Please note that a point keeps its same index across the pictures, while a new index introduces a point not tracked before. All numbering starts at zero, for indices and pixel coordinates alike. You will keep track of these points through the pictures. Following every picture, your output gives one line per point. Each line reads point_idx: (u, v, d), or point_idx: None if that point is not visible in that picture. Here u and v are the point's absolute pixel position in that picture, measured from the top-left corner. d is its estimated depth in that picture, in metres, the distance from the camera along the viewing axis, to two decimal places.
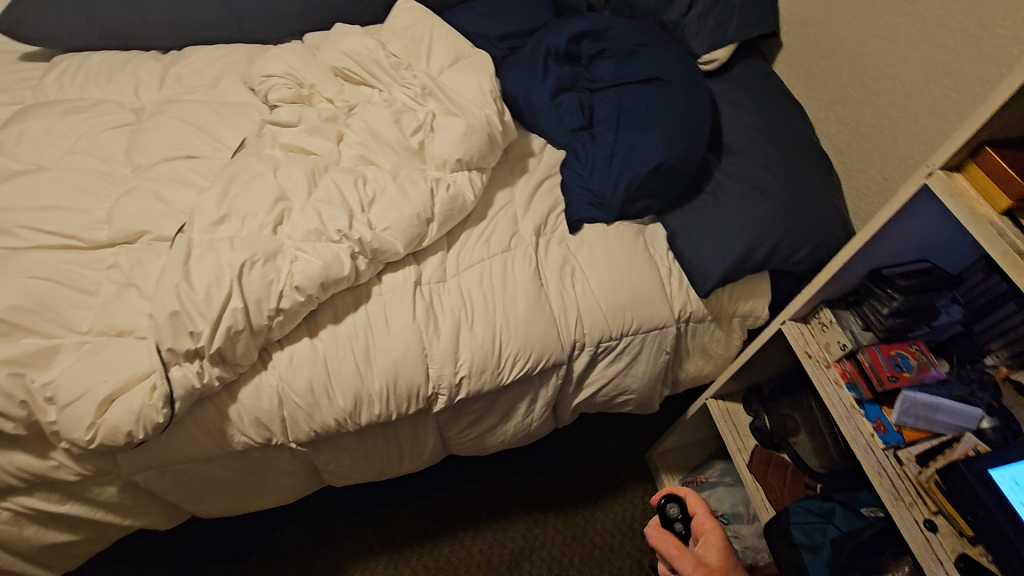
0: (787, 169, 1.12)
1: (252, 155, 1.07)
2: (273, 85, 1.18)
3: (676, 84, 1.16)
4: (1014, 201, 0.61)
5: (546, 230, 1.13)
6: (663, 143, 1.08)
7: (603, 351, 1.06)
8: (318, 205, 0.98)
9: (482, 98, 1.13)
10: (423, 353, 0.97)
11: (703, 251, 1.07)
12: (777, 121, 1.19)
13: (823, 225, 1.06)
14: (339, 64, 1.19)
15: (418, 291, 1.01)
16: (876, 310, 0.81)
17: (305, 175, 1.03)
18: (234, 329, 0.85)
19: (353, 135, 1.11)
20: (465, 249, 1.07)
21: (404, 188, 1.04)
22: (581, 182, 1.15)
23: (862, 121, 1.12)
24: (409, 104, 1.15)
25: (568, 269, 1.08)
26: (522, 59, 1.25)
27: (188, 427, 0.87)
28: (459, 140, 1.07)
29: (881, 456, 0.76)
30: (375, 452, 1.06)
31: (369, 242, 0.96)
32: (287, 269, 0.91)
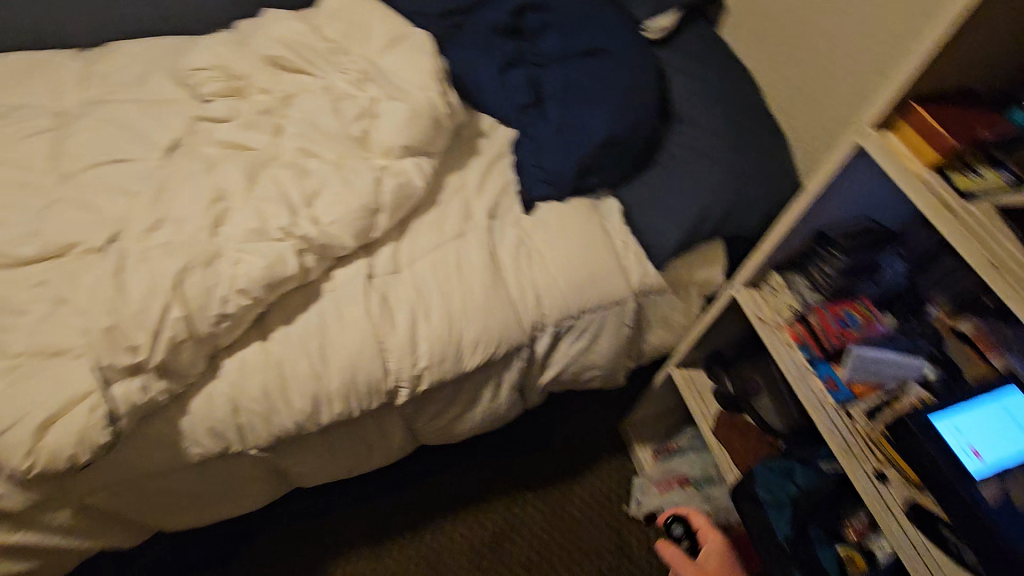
0: (735, 136, 1.12)
1: (185, 154, 1.02)
2: (201, 79, 1.12)
3: (621, 56, 1.15)
4: (941, 155, 0.68)
5: (499, 212, 1.11)
6: (611, 116, 1.07)
7: (564, 331, 1.06)
8: (258, 204, 0.95)
9: (424, 79, 1.09)
10: (381, 348, 0.95)
11: (657, 224, 1.08)
12: (724, 86, 1.19)
13: (768, 189, 1.09)
14: (270, 52, 1.14)
15: (370, 285, 0.99)
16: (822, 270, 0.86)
17: (242, 173, 0.98)
18: (176, 339, 0.82)
19: (292, 127, 1.07)
20: (417, 238, 1.05)
21: (348, 179, 1.00)
22: (534, 161, 1.12)
23: (807, 83, 1.12)
24: (348, 90, 1.10)
25: (524, 250, 1.06)
26: (463, 36, 1.22)
27: (137, 443, 0.84)
28: (402, 125, 1.04)
29: (834, 414, 0.79)
30: (342, 450, 1.04)
31: (314, 238, 0.93)
32: (229, 272, 0.87)
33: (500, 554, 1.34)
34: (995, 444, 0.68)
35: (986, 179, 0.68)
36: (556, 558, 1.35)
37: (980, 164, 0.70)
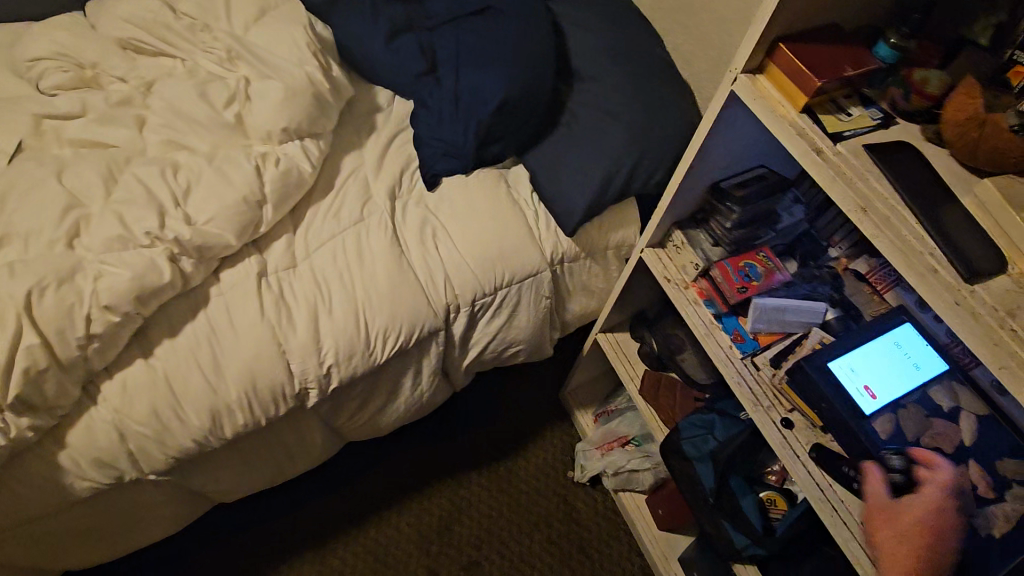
0: (638, 89, 1.08)
1: (31, 158, 0.90)
2: (43, 72, 0.99)
3: (511, 11, 1.09)
4: (810, 97, 0.65)
5: (401, 190, 1.05)
6: (504, 79, 1.02)
7: (480, 308, 1.02)
8: (119, 208, 0.85)
9: (299, 54, 1.00)
10: (281, 350, 0.88)
11: (564, 187, 1.03)
12: (623, 38, 1.14)
13: (675, 141, 1.06)
14: (123, 35, 1.02)
15: (263, 283, 0.91)
16: (720, 224, 0.84)
17: (99, 175, 0.88)
18: (35, 369, 0.73)
19: (155, 118, 0.96)
20: (313, 227, 0.98)
21: (223, 170, 0.92)
22: (432, 133, 1.06)
23: (704, 30, 1.10)
24: (216, 73, 1.01)
25: (430, 229, 1.01)
26: (343, 3, 1.12)
27: (11, 485, 0.76)
28: (279, 106, 0.96)
29: (740, 365, 0.78)
30: (259, 460, 0.98)
31: (189, 240, 0.85)
32: (90, 288, 0.79)
33: (450, 536, 1.33)
34: (882, 379, 0.71)
35: (855, 121, 0.69)
36: (507, 533, 1.34)
37: (852, 104, 0.70)
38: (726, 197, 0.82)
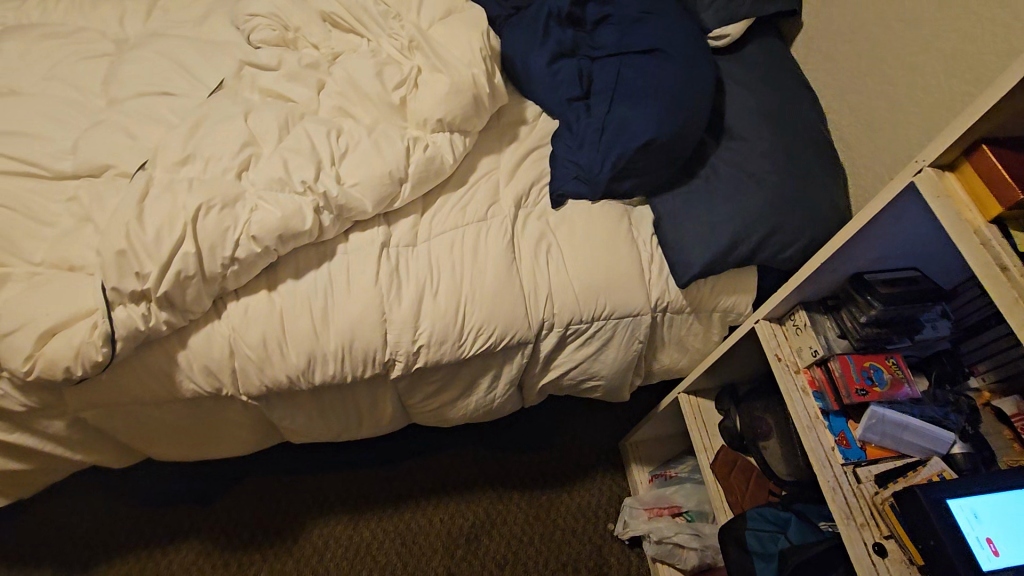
0: (790, 161, 1.04)
1: (227, 96, 1.02)
2: (256, 26, 1.11)
3: (679, 57, 1.07)
4: (1005, 209, 0.58)
5: (527, 202, 1.08)
6: (655, 119, 1.01)
7: (572, 333, 1.02)
8: (285, 154, 0.94)
9: (471, 55, 1.05)
10: (382, 318, 0.94)
11: (686, 238, 1.00)
12: (786, 106, 1.10)
13: (820, 222, 0.99)
14: (327, 9, 1.11)
15: (384, 253, 0.97)
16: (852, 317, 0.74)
17: (276, 123, 0.98)
18: (184, 274, 0.82)
19: (334, 85, 1.06)
20: (438, 216, 1.03)
21: (379, 144, 0.99)
22: (570, 156, 1.09)
23: (878, 115, 1.01)
24: (394, 57, 1.08)
25: (545, 245, 1.03)
26: (523, 20, 1.19)
27: (135, 368, 0.86)
28: (441, 99, 1.01)
29: (839, 471, 0.71)
30: (333, 413, 1.04)
31: (335, 198, 0.92)
32: (244, 217, 0.87)
33: (476, 547, 1.32)
34: (1010, 539, 0.60)
35: None
36: (531, 563, 1.32)
37: None
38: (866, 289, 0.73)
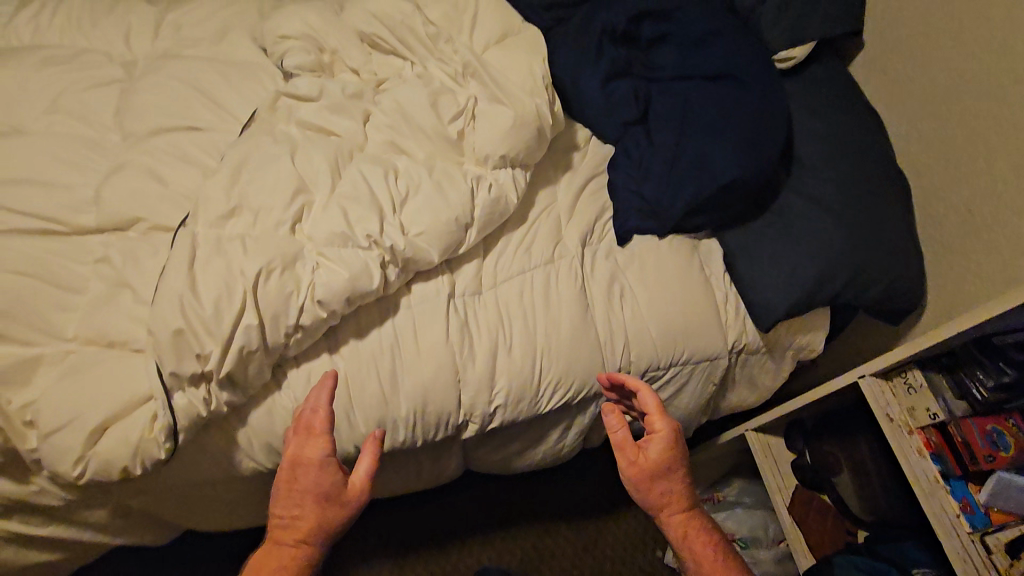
0: (866, 193, 1.00)
1: (263, 132, 0.93)
2: (288, 50, 0.99)
3: (751, 85, 1.03)
4: None
5: (592, 239, 1.02)
6: (734, 157, 0.98)
7: (648, 379, 0.98)
8: (343, 203, 0.84)
9: (533, 83, 0.96)
10: (456, 378, 0.87)
11: (765, 279, 0.97)
12: (855, 131, 1.05)
13: (895, 259, 0.98)
14: (367, 29, 1.00)
15: (451, 305, 0.90)
16: (977, 382, 0.74)
17: (328, 165, 0.89)
18: (247, 350, 0.73)
19: (382, 117, 0.96)
20: (503, 259, 0.96)
21: (441, 185, 0.90)
22: (633, 188, 1.03)
23: (954, 145, 0.98)
24: (447, 85, 0.98)
25: (617, 288, 0.97)
26: (572, 34, 1.11)
27: (190, 451, 0.77)
28: (504, 134, 0.94)
29: (965, 539, 0.72)
30: (394, 472, 0.97)
31: (402, 251, 0.84)
32: (308, 279, 0.78)
33: None
34: None
35: None
36: None
37: None
38: (997, 354, 0.73)
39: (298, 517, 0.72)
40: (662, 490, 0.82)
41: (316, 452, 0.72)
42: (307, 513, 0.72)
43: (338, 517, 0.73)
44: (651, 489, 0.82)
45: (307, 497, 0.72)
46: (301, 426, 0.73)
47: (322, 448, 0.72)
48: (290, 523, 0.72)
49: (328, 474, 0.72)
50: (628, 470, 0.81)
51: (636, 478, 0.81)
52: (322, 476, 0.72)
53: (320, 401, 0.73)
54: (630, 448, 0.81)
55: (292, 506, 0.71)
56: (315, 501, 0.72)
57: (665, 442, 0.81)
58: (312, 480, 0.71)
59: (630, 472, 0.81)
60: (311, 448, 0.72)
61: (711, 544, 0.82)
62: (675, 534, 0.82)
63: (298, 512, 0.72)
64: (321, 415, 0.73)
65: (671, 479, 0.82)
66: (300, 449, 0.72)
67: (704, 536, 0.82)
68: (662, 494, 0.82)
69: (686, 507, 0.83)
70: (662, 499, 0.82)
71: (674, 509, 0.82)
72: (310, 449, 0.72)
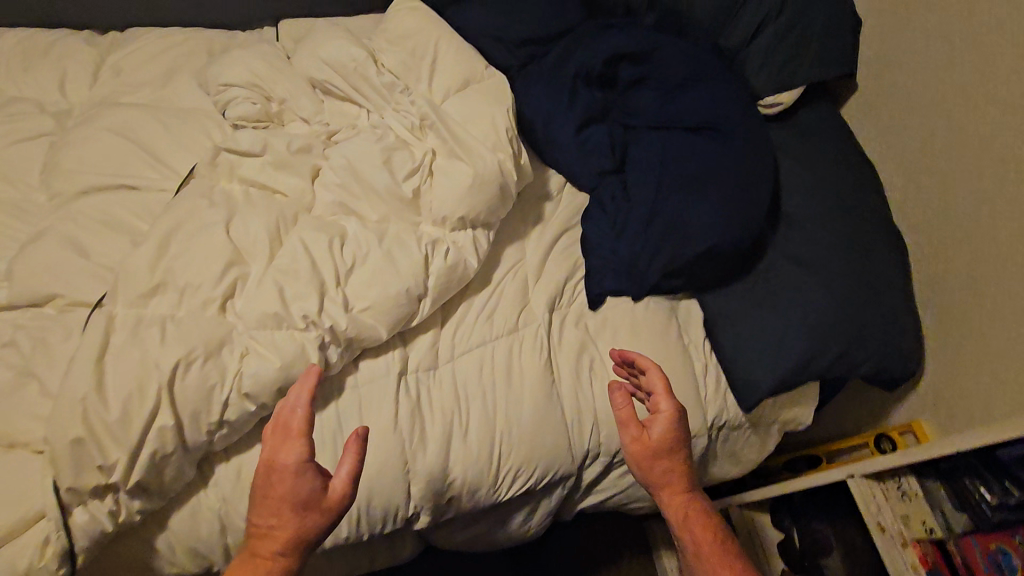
0: (857, 257, 0.92)
1: (200, 191, 0.85)
2: (232, 99, 0.92)
3: (733, 137, 0.95)
4: None
5: (561, 303, 0.94)
6: (715, 220, 0.90)
7: (619, 461, 0.91)
8: (278, 278, 0.77)
9: (495, 137, 0.88)
10: (405, 468, 0.79)
11: (747, 353, 0.89)
12: (847, 185, 0.97)
13: (888, 331, 0.91)
14: (318, 75, 0.92)
15: (402, 383, 0.82)
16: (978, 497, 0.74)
17: (267, 232, 0.81)
18: (160, 455, 0.66)
19: (332, 173, 0.87)
20: (462, 329, 0.88)
21: (391, 253, 0.82)
22: (606, 246, 0.96)
23: (951, 204, 0.90)
24: (403, 137, 0.89)
25: (587, 361, 0.90)
26: (543, 76, 1.03)
27: (101, 562, 0.70)
28: (462, 194, 0.85)
29: None
30: (342, 559, 0.89)
31: (344, 330, 0.76)
32: (235, 368, 0.71)
33: None
34: None
35: None
36: None
37: None
38: (998, 471, 0.73)
39: (275, 527, 0.63)
40: (671, 470, 0.76)
41: (292, 454, 0.63)
42: (284, 523, 0.63)
43: (316, 528, 0.64)
44: (663, 473, 0.76)
45: (282, 506, 0.63)
46: (280, 425, 0.65)
47: (299, 450, 0.63)
48: (266, 533, 0.63)
49: (304, 482, 0.63)
50: (634, 448, 0.76)
51: (639, 456, 0.76)
52: (297, 484, 0.63)
53: (299, 399, 0.66)
54: (633, 425, 0.77)
55: (266, 515, 0.62)
56: (291, 511, 0.62)
57: (668, 421, 0.76)
58: (285, 489, 0.62)
59: (637, 451, 0.76)
60: (286, 451, 0.63)
61: (712, 528, 0.75)
62: (676, 517, 0.75)
63: (274, 521, 0.63)
64: (300, 415, 0.65)
65: (675, 458, 0.76)
66: (276, 451, 0.64)
67: (706, 519, 0.75)
68: (666, 473, 0.76)
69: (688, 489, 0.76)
70: (664, 480, 0.76)
71: (676, 490, 0.76)
72: (286, 451, 0.63)
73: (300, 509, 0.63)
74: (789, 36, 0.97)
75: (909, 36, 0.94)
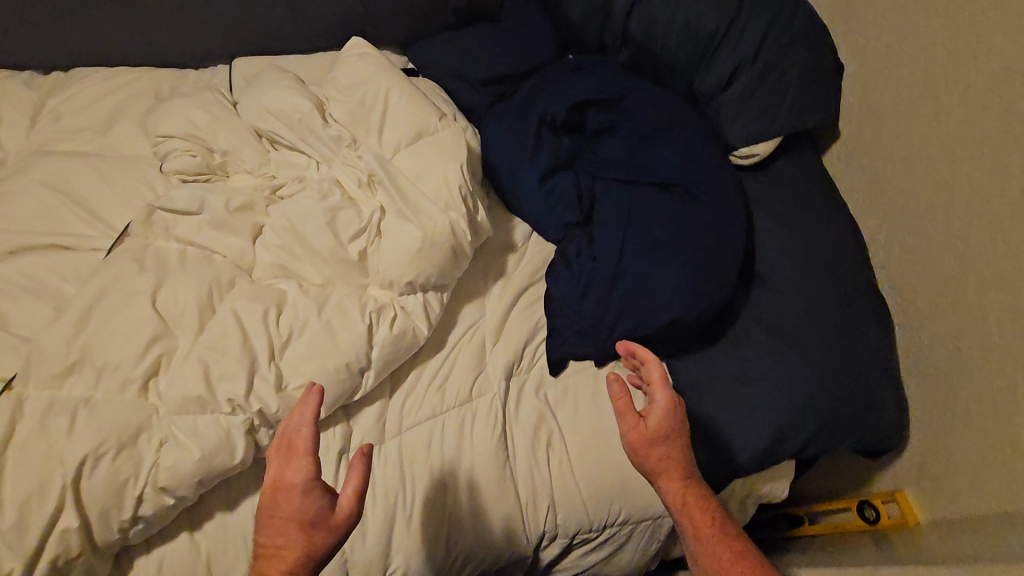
0: (834, 325, 0.87)
1: (129, 253, 0.80)
2: (170, 151, 0.86)
3: (704, 192, 0.89)
4: None
5: (520, 368, 0.89)
6: (681, 285, 0.84)
7: (579, 541, 0.85)
8: (205, 355, 0.71)
9: (447, 196, 0.83)
10: (343, 556, 0.74)
11: (716, 428, 0.84)
12: (827, 243, 0.91)
13: (867, 405, 0.85)
14: (262, 126, 0.87)
15: (343, 462, 0.78)
16: None
17: (197, 301, 0.75)
18: (64, 559, 0.62)
19: (272, 233, 0.82)
20: (412, 399, 0.83)
21: (331, 325, 0.77)
22: (568, 307, 0.89)
23: (938, 268, 0.84)
24: (350, 194, 0.83)
25: (544, 435, 0.84)
26: (507, 121, 0.97)
27: None
28: (410, 258, 0.80)
29: None
30: None
31: (275, 412, 0.71)
32: (150, 461, 0.66)
33: None
34: None
35: None
36: None
37: None
38: None
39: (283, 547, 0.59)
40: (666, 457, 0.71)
41: (298, 474, 0.61)
42: (290, 542, 0.59)
43: (326, 546, 0.60)
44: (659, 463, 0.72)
45: (289, 524, 0.59)
46: (284, 445, 0.63)
47: (305, 469, 0.61)
48: (273, 553, 0.59)
49: (311, 501, 0.60)
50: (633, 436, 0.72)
51: (637, 446, 0.72)
52: (305, 503, 0.60)
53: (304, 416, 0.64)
54: (630, 414, 0.73)
55: (273, 533, 0.59)
56: (297, 530, 0.59)
57: (667, 411, 0.72)
58: (293, 508, 0.60)
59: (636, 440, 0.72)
60: (293, 469, 0.61)
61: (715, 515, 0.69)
62: (674, 502, 0.70)
63: (282, 540, 0.59)
64: (306, 433, 0.63)
65: (673, 443, 0.72)
66: (282, 472, 0.62)
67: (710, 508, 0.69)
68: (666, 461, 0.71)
69: (688, 476, 0.71)
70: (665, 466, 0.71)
71: (677, 477, 0.71)
72: (292, 470, 0.61)
73: (308, 527, 0.60)
74: (765, 82, 0.92)
75: (894, 87, 0.88)
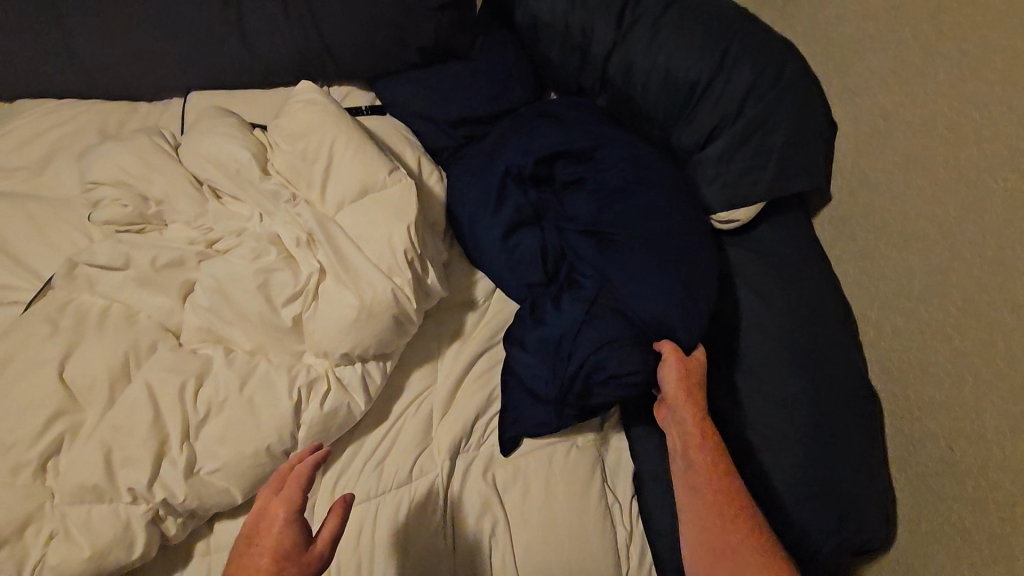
0: (812, 414, 0.79)
1: (43, 311, 0.74)
2: (101, 200, 0.80)
3: (673, 244, 0.81)
4: None
5: (468, 444, 0.82)
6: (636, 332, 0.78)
7: None
8: (109, 436, 0.66)
9: (391, 259, 0.76)
10: None
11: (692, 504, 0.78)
12: (809, 321, 0.84)
13: (846, 507, 0.76)
14: (201, 175, 0.80)
15: None
16: None
17: (109, 371, 0.70)
18: None
19: (202, 294, 0.75)
20: (348, 477, 0.77)
21: (255, 402, 0.71)
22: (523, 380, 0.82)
23: (928, 357, 0.75)
24: (289, 252, 0.77)
25: (490, 521, 0.78)
26: (472, 170, 0.90)
27: None
28: (347, 328, 0.73)
29: None
30: None
31: (182, 502, 0.66)
32: (36, 557, 0.62)
33: None
34: None
35: None
36: None
37: None
38: None
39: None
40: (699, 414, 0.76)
41: (281, 505, 0.58)
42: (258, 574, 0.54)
43: None
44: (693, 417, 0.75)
45: (263, 555, 0.55)
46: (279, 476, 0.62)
47: (289, 501, 0.58)
48: None
49: (289, 536, 0.56)
50: (669, 376, 0.77)
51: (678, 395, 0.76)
52: (282, 537, 0.56)
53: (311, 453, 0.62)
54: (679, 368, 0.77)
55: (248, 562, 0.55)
56: (269, 564, 0.55)
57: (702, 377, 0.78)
58: (270, 538, 0.56)
59: (671, 381, 0.77)
60: (278, 503, 0.58)
61: (731, 476, 0.72)
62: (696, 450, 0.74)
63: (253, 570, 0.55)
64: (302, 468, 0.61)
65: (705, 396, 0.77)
66: (267, 503, 0.59)
67: (728, 470, 0.72)
68: (696, 415, 0.75)
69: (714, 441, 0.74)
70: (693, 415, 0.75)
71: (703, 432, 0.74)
72: (276, 502, 0.59)
73: (281, 562, 0.55)
74: (747, 144, 0.86)
75: (889, 155, 0.80)
